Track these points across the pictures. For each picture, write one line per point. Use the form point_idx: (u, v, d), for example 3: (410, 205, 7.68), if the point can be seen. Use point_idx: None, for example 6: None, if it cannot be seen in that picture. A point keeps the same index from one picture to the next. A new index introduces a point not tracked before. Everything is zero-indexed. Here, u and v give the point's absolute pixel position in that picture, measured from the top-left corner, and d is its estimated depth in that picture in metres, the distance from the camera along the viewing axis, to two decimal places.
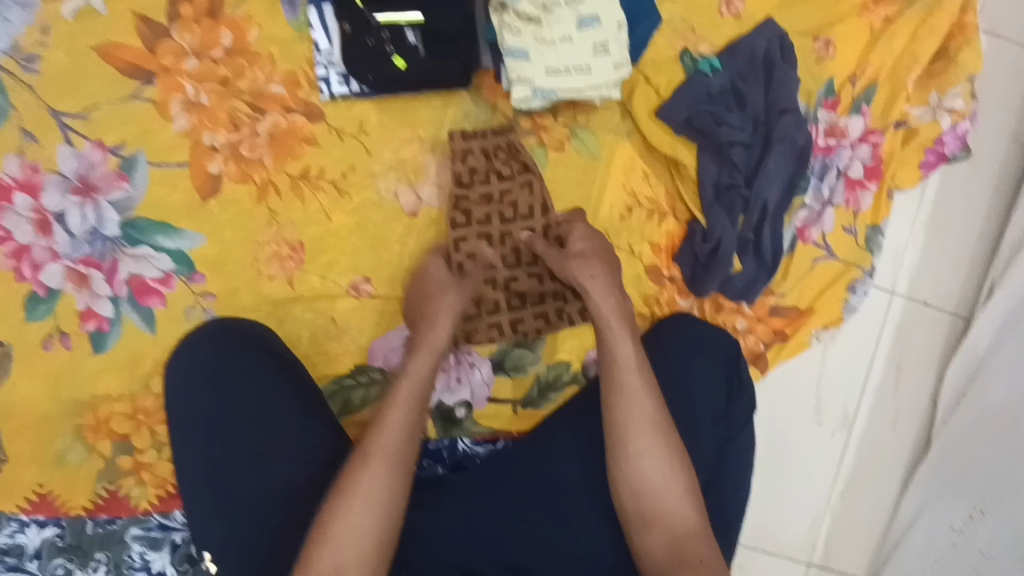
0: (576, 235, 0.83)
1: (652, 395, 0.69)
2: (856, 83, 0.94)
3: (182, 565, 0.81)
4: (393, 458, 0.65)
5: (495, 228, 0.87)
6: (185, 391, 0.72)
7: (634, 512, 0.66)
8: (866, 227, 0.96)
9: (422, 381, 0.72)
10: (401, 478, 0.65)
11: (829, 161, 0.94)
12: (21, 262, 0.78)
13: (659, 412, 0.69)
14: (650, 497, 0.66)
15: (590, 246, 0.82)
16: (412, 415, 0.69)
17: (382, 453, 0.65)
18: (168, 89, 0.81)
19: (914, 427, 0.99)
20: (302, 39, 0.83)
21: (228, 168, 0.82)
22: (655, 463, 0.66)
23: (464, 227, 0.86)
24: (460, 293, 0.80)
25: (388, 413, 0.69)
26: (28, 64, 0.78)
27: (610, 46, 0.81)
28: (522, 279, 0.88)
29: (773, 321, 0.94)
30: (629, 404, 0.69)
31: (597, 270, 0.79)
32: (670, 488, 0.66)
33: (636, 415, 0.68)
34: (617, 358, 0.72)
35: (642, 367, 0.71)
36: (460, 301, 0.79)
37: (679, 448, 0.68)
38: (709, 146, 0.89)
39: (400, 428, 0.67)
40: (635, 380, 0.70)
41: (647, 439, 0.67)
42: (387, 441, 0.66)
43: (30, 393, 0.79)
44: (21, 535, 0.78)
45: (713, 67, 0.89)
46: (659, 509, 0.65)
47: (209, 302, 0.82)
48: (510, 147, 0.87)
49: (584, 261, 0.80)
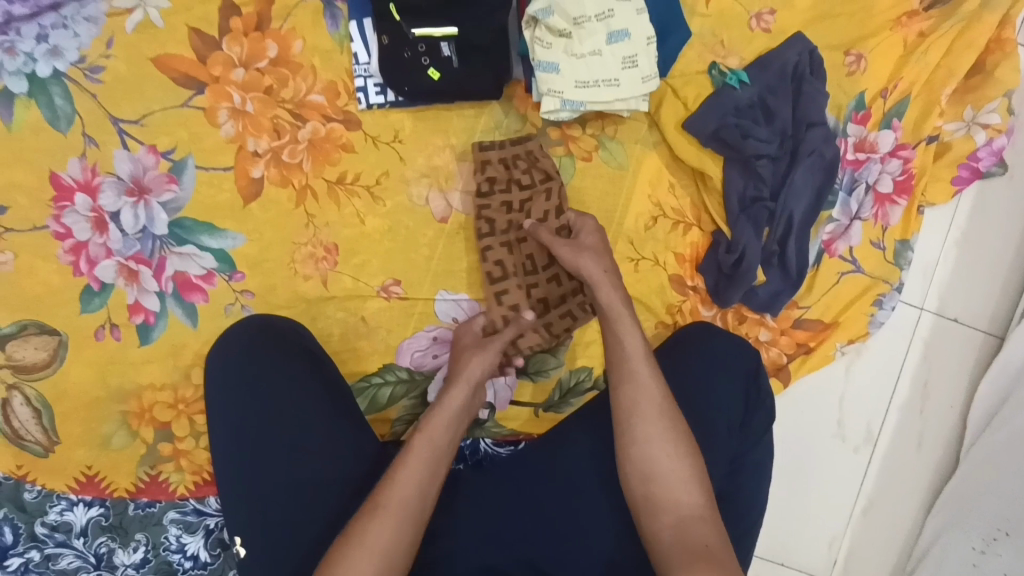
0: (586, 230, 0.84)
1: (659, 380, 0.72)
2: (887, 97, 0.94)
3: (215, 549, 0.85)
4: (403, 515, 0.61)
5: (517, 235, 0.88)
6: (224, 383, 0.75)
7: (640, 495, 0.67)
8: (895, 241, 0.95)
9: (434, 438, 0.68)
10: (406, 538, 0.60)
11: (858, 175, 0.94)
12: (78, 257, 0.84)
13: (666, 399, 0.70)
14: (657, 480, 0.66)
15: (600, 240, 0.83)
16: (427, 473, 0.65)
17: (391, 510, 0.61)
18: (217, 98, 0.85)
19: (940, 447, 0.97)
20: (342, 50, 0.87)
21: (269, 172, 0.86)
22: (660, 446, 0.67)
23: (489, 236, 0.88)
24: (484, 355, 0.80)
25: (399, 472, 0.64)
26: (91, 73, 0.84)
27: (639, 59, 0.83)
28: (543, 285, 0.88)
29: (797, 334, 0.94)
30: (636, 389, 0.71)
31: (608, 265, 0.80)
32: (677, 472, 0.66)
33: (642, 399, 0.70)
34: (626, 347, 0.74)
35: (649, 355, 0.73)
36: (485, 362, 0.80)
37: (686, 433, 0.69)
38: (736, 159, 0.89)
39: (412, 483, 0.63)
40: (643, 368, 0.72)
41: (653, 422, 0.69)
42: (397, 498, 0.62)
43: (83, 380, 0.84)
44: (69, 513, 0.83)
45: (741, 81, 0.90)
46: (666, 492, 0.65)
47: (247, 299, 0.86)
48: (530, 154, 0.88)
49: (595, 254, 0.81)
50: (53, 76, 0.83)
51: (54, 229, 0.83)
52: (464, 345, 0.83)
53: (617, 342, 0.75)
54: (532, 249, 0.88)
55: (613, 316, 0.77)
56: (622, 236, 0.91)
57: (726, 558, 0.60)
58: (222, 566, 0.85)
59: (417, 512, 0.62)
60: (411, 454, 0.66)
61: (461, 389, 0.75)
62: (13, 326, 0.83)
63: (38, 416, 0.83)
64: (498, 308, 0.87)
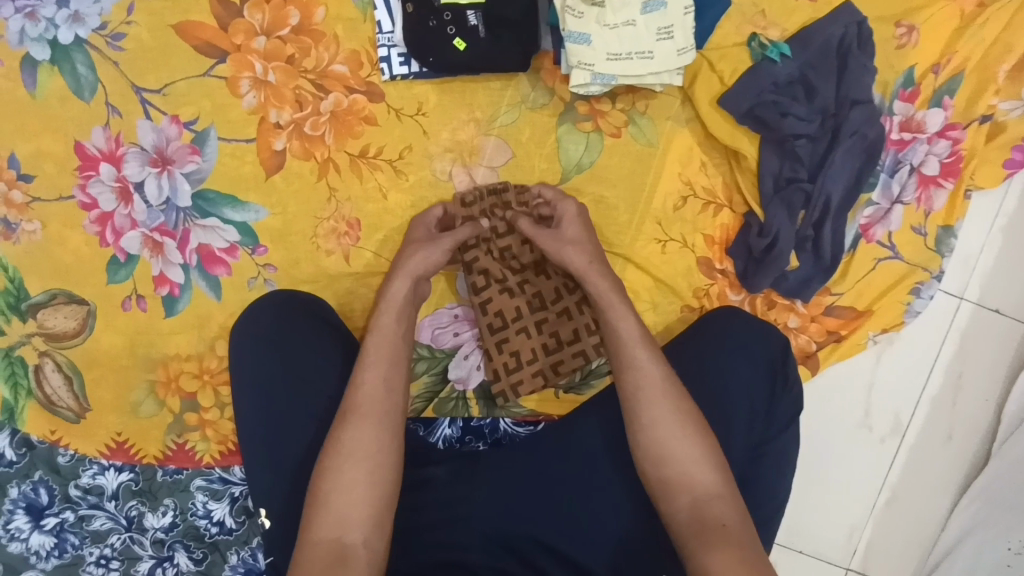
0: (566, 219, 0.82)
1: (659, 363, 0.71)
2: (938, 72, 0.88)
3: (239, 517, 0.86)
4: (376, 416, 0.67)
5: (513, 281, 0.85)
6: (250, 356, 0.76)
7: (654, 479, 0.66)
8: (937, 227, 0.91)
9: (392, 337, 0.73)
10: (381, 497, 0.64)
11: (901, 157, 0.89)
12: (104, 228, 0.84)
13: (671, 381, 0.69)
14: (670, 463, 0.65)
15: (580, 228, 0.81)
16: (389, 371, 0.71)
17: (360, 413, 0.67)
18: (239, 67, 0.84)
19: (971, 441, 0.95)
20: (366, 19, 0.84)
21: (292, 145, 0.85)
22: (669, 429, 0.67)
23: (483, 288, 0.85)
24: (435, 248, 0.80)
25: (346, 461, 0.64)
26: (113, 41, 0.82)
27: (675, 30, 0.79)
28: (552, 321, 0.85)
29: (827, 321, 0.91)
30: (634, 375, 0.70)
31: (591, 253, 0.79)
32: (689, 454, 0.65)
33: (644, 382, 0.69)
34: (622, 334, 0.73)
35: (645, 339, 0.73)
36: (430, 258, 0.79)
37: (695, 413, 0.68)
38: (772, 139, 0.85)
39: (360, 453, 0.65)
40: (641, 354, 0.71)
41: (659, 404, 0.68)
42: (363, 402, 0.68)
43: (112, 348, 0.86)
44: (101, 478, 0.86)
45: (782, 54, 0.84)
46: (680, 475, 0.65)
47: (270, 273, 0.86)
48: (506, 202, 0.85)
49: (577, 246, 0.79)
50: (75, 43, 0.82)
51: (81, 199, 0.84)
52: (414, 239, 0.82)
53: (612, 330, 0.74)
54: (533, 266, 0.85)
55: (604, 304, 0.76)
56: (650, 217, 0.89)
57: (746, 539, 0.59)
58: (247, 533, 0.86)
59: (376, 473, 0.64)
60: (346, 432, 0.66)
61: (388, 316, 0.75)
62: (45, 295, 0.85)
63: (70, 383, 0.86)
64: (499, 355, 0.85)
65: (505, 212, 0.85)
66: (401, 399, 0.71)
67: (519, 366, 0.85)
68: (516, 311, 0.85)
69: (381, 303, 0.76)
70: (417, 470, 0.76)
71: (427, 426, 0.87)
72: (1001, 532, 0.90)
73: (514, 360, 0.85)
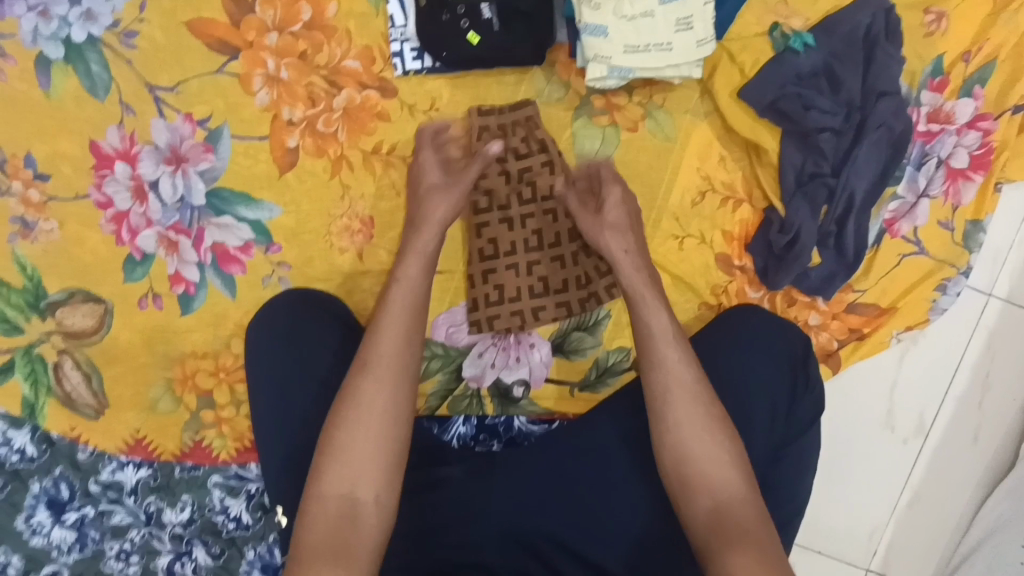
0: (611, 201, 0.79)
1: (691, 365, 0.69)
2: (969, 61, 0.85)
3: (256, 513, 0.87)
4: (391, 377, 0.66)
5: (516, 212, 0.85)
6: (265, 355, 0.76)
7: (676, 481, 0.65)
8: (965, 222, 0.88)
9: (413, 288, 0.72)
10: (390, 457, 0.63)
11: (928, 149, 0.86)
12: (120, 227, 0.84)
13: (700, 383, 0.68)
14: (695, 468, 0.64)
15: (625, 215, 0.79)
16: (409, 328, 0.69)
17: (378, 369, 0.66)
18: (251, 64, 0.83)
19: (996, 442, 0.92)
20: (378, 13, 0.83)
21: (304, 142, 0.84)
22: (696, 432, 0.65)
23: (486, 211, 0.85)
24: (450, 195, 0.77)
25: (357, 421, 0.63)
26: (126, 39, 0.82)
27: (694, 21, 0.77)
28: (544, 264, 0.86)
29: (849, 318, 0.89)
30: (665, 375, 0.68)
31: (630, 244, 0.77)
32: (715, 457, 0.64)
33: (673, 384, 0.68)
34: (654, 328, 0.72)
35: (677, 336, 0.71)
36: (452, 201, 0.77)
37: (722, 417, 0.67)
38: (795, 132, 0.83)
39: (374, 413, 0.64)
40: (671, 353, 0.69)
41: (688, 408, 0.66)
42: (382, 360, 0.67)
43: (130, 346, 0.86)
44: (120, 473, 0.87)
45: (806, 44, 0.82)
46: (705, 480, 0.63)
47: (284, 271, 0.86)
48: (528, 121, 0.84)
49: (617, 233, 0.78)
50: (89, 42, 0.82)
51: (97, 198, 0.84)
52: (429, 183, 0.79)
53: (642, 322, 0.73)
54: (539, 224, 0.86)
55: (635, 295, 0.74)
56: (667, 213, 0.87)
57: (768, 543, 0.59)
58: (263, 529, 0.87)
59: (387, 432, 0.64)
60: (362, 391, 0.65)
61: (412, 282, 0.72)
62: (62, 294, 0.85)
63: (89, 380, 0.86)
64: (483, 285, 0.86)
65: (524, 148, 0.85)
66: (416, 358, 0.69)
67: (500, 300, 0.86)
68: (511, 245, 0.86)
69: (406, 253, 0.75)
70: (433, 470, 0.76)
71: (441, 424, 0.86)
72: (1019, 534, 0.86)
73: (497, 308, 0.86)
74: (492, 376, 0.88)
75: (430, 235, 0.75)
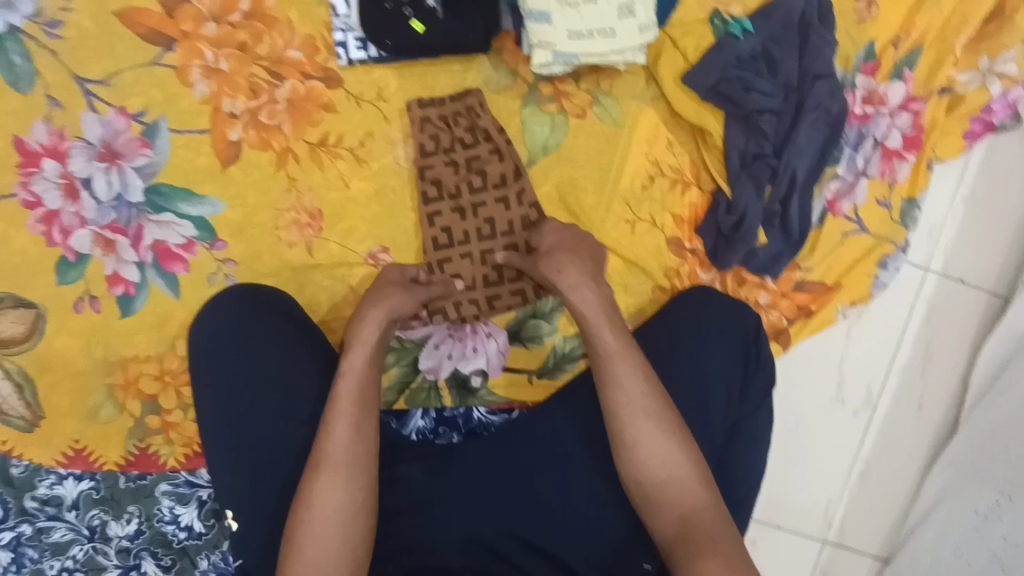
0: (544, 232, 0.81)
1: (644, 378, 0.67)
2: (898, 46, 0.88)
3: (208, 520, 0.83)
4: (346, 469, 0.63)
5: (467, 201, 0.85)
6: (209, 355, 0.73)
7: (639, 494, 0.64)
8: (901, 199, 0.92)
9: (360, 378, 0.69)
10: (358, 547, 0.61)
11: (865, 130, 0.90)
12: (50, 227, 0.80)
13: (653, 395, 0.66)
14: (656, 478, 0.63)
15: (559, 238, 0.80)
16: (358, 419, 0.66)
17: (332, 464, 0.63)
18: (188, 55, 0.81)
19: (939, 411, 0.96)
20: (320, 2, 0.82)
21: (248, 135, 0.82)
22: (654, 445, 0.64)
23: (436, 201, 0.85)
24: (407, 295, 0.78)
25: (319, 514, 0.61)
26: (52, 29, 0.79)
27: (635, 7, 0.78)
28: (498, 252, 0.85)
29: (798, 296, 0.92)
30: (616, 391, 0.67)
31: (564, 263, 0.76)
32: (674, 466, 0.63)
33: (626, 401, 0.66)
34: (603, 347, 0.70)
35: (628, 350, 0.69)
36: (405, 302, 0.77)
37: (677, 423, 0.66)
38: (737, 115, 0.85)
39: (331, 512, 0.61)
40: (623, 367, 0.68)
41: (645, 421, 0.65)
42: (338, 452, 0.64)
43: (66, 352, 0.82)
44: (59, 487, 0.82)
45: (745, 30, 0.84)
46: (668, 490, 0.63)
47: (230, 268, 0.83)
48: (471, 110, 0.85)
49: (551, 256, 0.78)
50: (9, 32, 0.78)
51: (23, 197, 0.80)
52: (387, 279, 0.80)
53: (592, 342, 0.71)
54: (490, 213, 0.85)
55: (582, 316, 0.73)
56: (618, 198, 0.88)
57: (735, 549, 0.58)
58: (217, 537, 0.83)
59: (355, 524, 0.62)
60: (318, 490, 0.62)
61: (358, 356, 0.71)
62: None
63: (21, 391, 0.82)
64: (440, 274, 0.85)
65: (470, 138, 0.85)
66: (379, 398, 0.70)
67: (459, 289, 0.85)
68: (464, 234, 0.85)
69: (349, 346, 0.72)
70: (390, 468, 0.74)
71: (399, 419, 0.85)
72: (961, 503, 0.90)
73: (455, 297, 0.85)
74: (446, 368, 0.86)
75: (369, 324, 0.73)
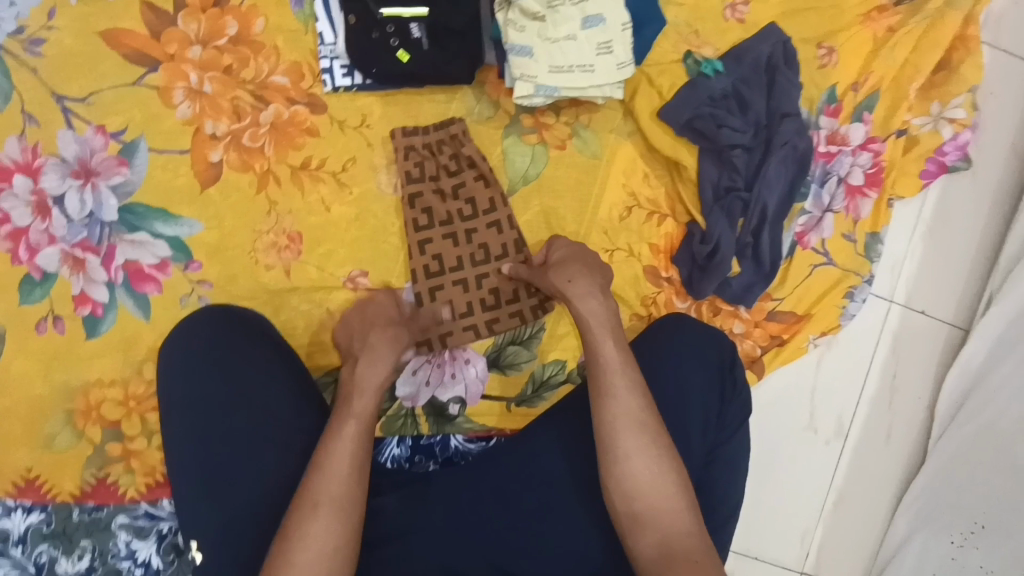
0: (559, 245, 0.83)
1: (641, 394, 0.66)
2: (858, 90, 0.94)
3: (168, 555, 0.79)
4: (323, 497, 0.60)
5: (459, 226, 0.85)
6: (180, 376, 0.71)
7: (624, 514, 0.63)
8: (865, 234, 0.96)
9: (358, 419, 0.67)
10: None
11: (829, 168, 0.94)
12: (17, 244, 0.78)
13: (647, 412, 0.66)
14: (641, 500, 0.62)
15: (570, 253, 0.82)
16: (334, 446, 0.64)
17: (311, 494, 0.61)
18: (172, 76, 0.81)
19: (908, 441, 0.99)
20: (307, 30, 0.84)
21: (229, 156, 0.82)
22: (642, 462, 0.63)
23: (427, 228, 0.85)
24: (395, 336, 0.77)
25: (297, 545, 0.58)
26: (32, 47, 0.78)
27: (613, 45, 0.82)
28: (494, 276, 0.86)
29: (770, 326, 0.94)
30: (615, 404, 0.66)
31: (574, 274, 0.78)
32: (659, 486, 0.63)
33: (621, 413, 0.65)
34: (604, 359, 0.69)
35: (627, 366, 0.68)
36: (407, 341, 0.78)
37: (666, 444, 0.65)
38: (710, 149, 0.89)
39: (310, 542, 0.58)
40: (622, 381, 0.67)
41: (636, 435, 0.64)
42: (317, 480, 0.61)
43: (24, 375, 0.79)
44: (6, 520, 0.77)
45: (716, 70, 0.89)
46: (654, 512, 0.62)
47: (205, 290, 0.81)
48: (454, 138, 0.86)
49: (568, 264, 0.79)
50: None
51: None
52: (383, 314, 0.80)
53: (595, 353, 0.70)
54: (484, 240, 0.86)
55: (589, 326, 0.73)
56: (596, 227, 0.89)
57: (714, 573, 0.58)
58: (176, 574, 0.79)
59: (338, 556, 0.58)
60: (296, 521, 0.59)
61: (365, 398, 0.69)
62: None
63: None
64: (431, 302, 0.85)
65: (457, 167, 0.86)
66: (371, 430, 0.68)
67: (450, 316, 0.85)
68: (456, 259, 0.85)
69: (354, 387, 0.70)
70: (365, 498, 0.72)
71: (375, 446, 0.84)
72: (938, 533, 0.91)
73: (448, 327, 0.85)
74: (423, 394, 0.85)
75: (380, 369, 0.73)
